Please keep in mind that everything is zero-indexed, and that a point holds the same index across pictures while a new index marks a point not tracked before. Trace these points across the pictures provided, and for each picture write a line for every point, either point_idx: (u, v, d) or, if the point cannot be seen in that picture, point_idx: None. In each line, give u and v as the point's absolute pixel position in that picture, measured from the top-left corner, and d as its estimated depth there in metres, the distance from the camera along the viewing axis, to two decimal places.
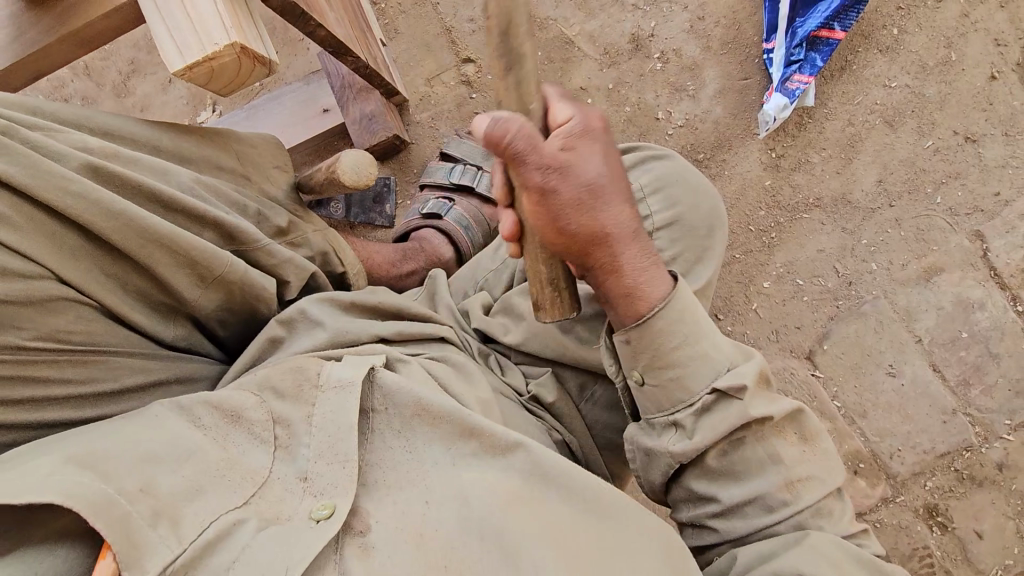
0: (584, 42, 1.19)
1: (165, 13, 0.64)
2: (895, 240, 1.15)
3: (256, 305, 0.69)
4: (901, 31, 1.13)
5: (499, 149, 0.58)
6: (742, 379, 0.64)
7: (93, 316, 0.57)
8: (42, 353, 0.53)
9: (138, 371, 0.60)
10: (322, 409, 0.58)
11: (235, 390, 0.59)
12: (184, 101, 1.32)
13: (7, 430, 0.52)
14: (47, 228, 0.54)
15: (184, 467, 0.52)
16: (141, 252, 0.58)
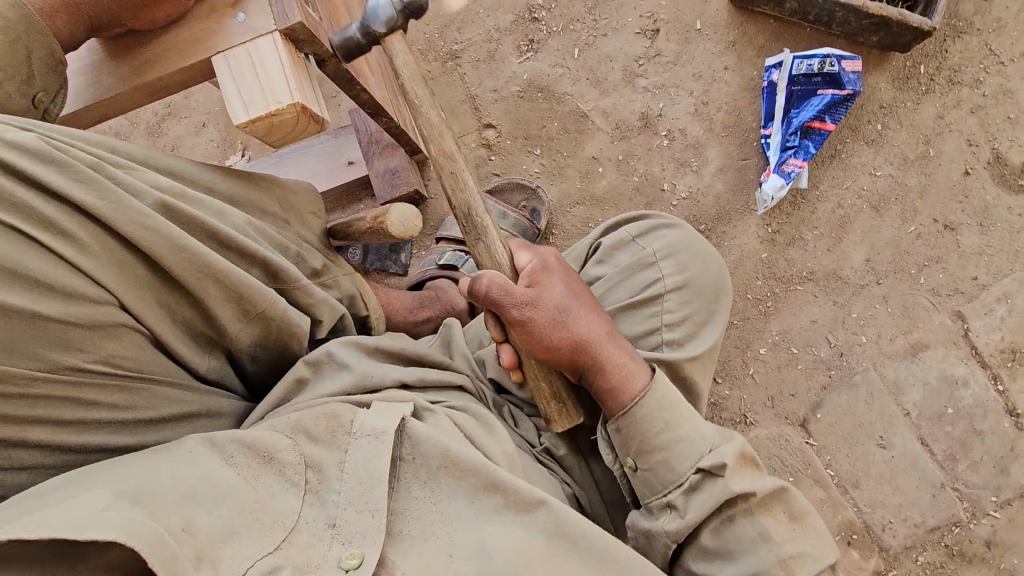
0: (598, 117, 1.29)
1: (235, 71, 0.70)
2: (883, 316, 1.22)
3: (289, 341, 0.72)
4: (884, 127, 1.23)
5: (481, 297, 0.73)
6: (723, 457, 0.69)
7: (143, 343, 0.59)
8: (96, 378, 0.55)
9: (176, 402, 0.62)
10: (354, 456, 0.60)
11: (270, 431, 0.61)
12: (214, 144, 1.38)
13: (52, 451, 0.54)
14: (115, 257, 0.57)
15: (222, 507, 0.54)
16: (196, 285, 0.61)
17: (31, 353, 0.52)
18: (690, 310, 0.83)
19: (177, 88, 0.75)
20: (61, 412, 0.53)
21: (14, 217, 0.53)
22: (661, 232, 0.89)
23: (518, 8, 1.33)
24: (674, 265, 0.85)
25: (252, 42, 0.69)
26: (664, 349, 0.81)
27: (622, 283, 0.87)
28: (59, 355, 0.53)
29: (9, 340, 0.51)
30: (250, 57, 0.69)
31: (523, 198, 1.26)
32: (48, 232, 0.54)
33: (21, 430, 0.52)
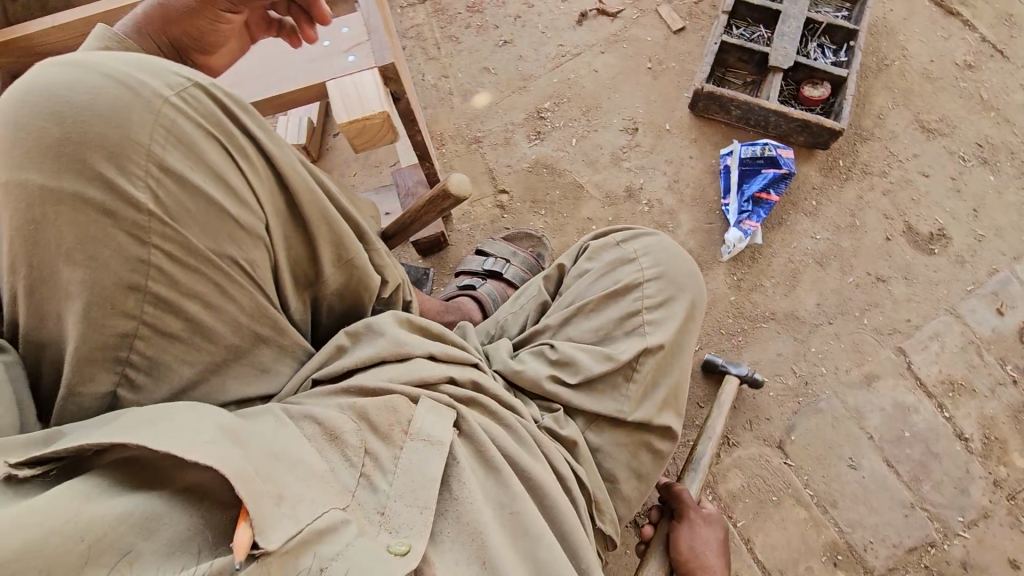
0: (592, 188, 1.61)
1: (342, 89, 0.98)
2: (837, 350, 1.42)
3: (361, 295, 0.90)
4: (818, 203, 1.56)
5: (667, 496, 1.07)
6: None
7: (266, 264, 0.76)
8: (236, 276, 0.71)
9: (276, 324, 0.77)
10: (412, 455, 0.73)
11: (340, 414, 0.74)
12: None
13: (192, 322, 0.69)
14: (270, 185, 0.75)
15: (298, 470, 0.65)
16: (314, 225, 0.79)
17: (212, 234, 0.69)
18: (666, 294, 1.03)
19: (285, 106, 1.04)
20: (207, 294, 0.69)
21: (220, 137, 0.70)
22: (643, 237, 1.12)
23: (529, 109, 1.71)
24: (652, 260, 1.07)
25: (357, 73, 0.99)
26: (646, 326, 1.01)
27: (604, 275, 1.08)
28: (228, 246, 0.70)
29: (201, 223, 0.68)
30: (354, 82, 0.99)
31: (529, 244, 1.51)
32: (238, 157, 0.72)
33: (182, 300, 0.67)
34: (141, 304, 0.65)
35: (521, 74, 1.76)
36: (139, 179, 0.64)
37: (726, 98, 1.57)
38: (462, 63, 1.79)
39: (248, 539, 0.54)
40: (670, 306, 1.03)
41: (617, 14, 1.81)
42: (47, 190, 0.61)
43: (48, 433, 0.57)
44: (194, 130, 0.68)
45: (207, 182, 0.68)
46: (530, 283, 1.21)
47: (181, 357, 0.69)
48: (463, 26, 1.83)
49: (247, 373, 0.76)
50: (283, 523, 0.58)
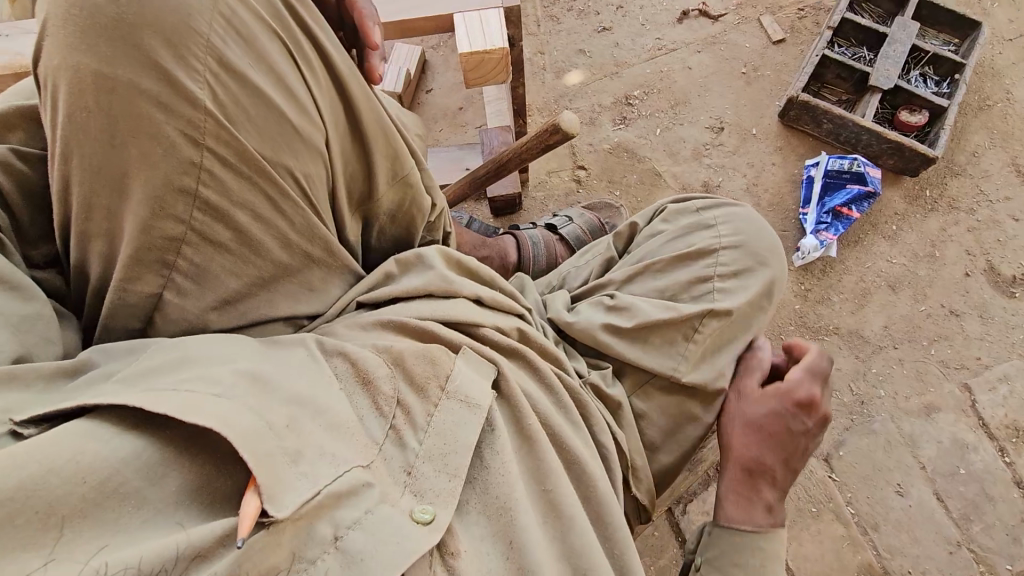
0: (670, 178, 1.61)
1: (467, 25, 1.03)
2: (898, 375, 1.38)
3: (416, 216, 0.84)
4: (898, 228, 1.53)
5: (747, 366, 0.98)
6: None
7: (323, 177, 0.69)
8: (291, 189, 0.65)
9: (325, 248, 0.71)
10: (444, 417, 0.66)
11: (373, 356, 0.67)
12: None
13: (238, 231, 0.62)
14: (331, 91, 0.69)
15: (319, 420, 0.58)
16: (372, 135, 0.73)
17: (270, 139, 0.62)
18: (740, 265, 0.98)
19: (404, 35, 1.10)
20: (259, 207, 0.63)
21: (280, 33, 0.63)
22: (727, 207, 1.06)
23: (617, 95, 1.74)
24: (731, 230, 1.02)
25: (483, 10, 1.05)
26: (714, 293, 0.96)
27: (678, 238, 1.05)
28: (286, 158, 0.64)
29: (259, 126, 0.61)
30: (479, 19, 1.04)
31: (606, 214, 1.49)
32: (299, 57, 0.65)
33: (232, 207, 0.61)
34: (190, 210, 0.59)
35: (616, 60, 1.79)
36: (197, 74, 0.56)
37: (820, 109, 1.56)
38: (559, 42, 1.83)
39: (257, 508, 0.47)
40: (744, 279, 0.97)
41: (719, 17, 1.83)
42: (96, 74, 0.53)
43: (70, 366, 0.56)
44: (253, 20, 0.60)
45: (265, 82, 0.61)
46: (601, 243, 1.20)
47: (225, 270, 0.63)
48: (566, 8, 1.87)
49: (296, 293, 0.72)
50: (297, 487, 0.51)
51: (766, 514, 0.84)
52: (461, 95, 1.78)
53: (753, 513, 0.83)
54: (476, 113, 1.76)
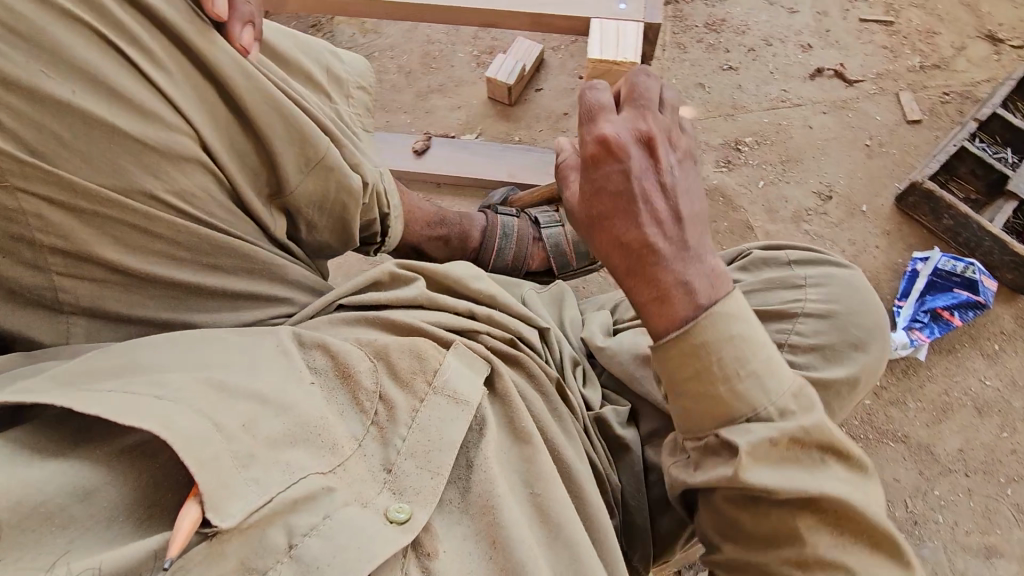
0: (761, 234, 1.54)
1: (603, 32, 1.02)
2: (963, 505, 1.25)
3: (347, 206, 0.81)
4: (1001, 348, 1.39)
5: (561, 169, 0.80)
6: (744, 433, 0.61)
7: (206, 178, 0.67)
8: (149, 209, 0.62)
9: (235, 254, 0.70)
10: (430, 410, 0.66)
11: (357, 351, 0.68)
12: (457, 121, 1.77)
13: (99, 262, 0.61)
14: (192, 81, 0.66)
15: (285, 417, 0.59)
16: (254, 113, 0.70)
17: (105, 167, 0.60)
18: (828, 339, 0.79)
19: (535, 28, 1.07)
20: (128, 235, 0.62)
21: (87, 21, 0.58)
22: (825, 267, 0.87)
23: (728, 138, 1.68)
24: (823, 294, 0.83)
25: (622, 21, 1.03)
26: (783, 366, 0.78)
27: (753, 291, 0.87)
28: (145, 177, 0.62)
29: (84, 152, 0.59)
30: (617, 28, 1.02)
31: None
32: (131, 46, 0.61)
33: (84, 243, 0.59)
34: (36, 255, 0.58)
35: (734, 102, 1.73)
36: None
37: (943, 201, 1.46)
38: (680, 71, 1.78)
39: (198, 514, 0.47)
40: (823, 265, 0.88)
41: (854, 83, 1.73)
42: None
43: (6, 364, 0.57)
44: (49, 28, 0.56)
45: (77, 98, 0.57)
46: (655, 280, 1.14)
47: (112, 297, 0.63)
48: (696, 38, 1.83)
49: (226, 300, 0.71)
50: (245, 495, 0.51)
51: (690, 299, 0.65)
52: (568, 101, 1.77)
53: (681, 302, 0.65)
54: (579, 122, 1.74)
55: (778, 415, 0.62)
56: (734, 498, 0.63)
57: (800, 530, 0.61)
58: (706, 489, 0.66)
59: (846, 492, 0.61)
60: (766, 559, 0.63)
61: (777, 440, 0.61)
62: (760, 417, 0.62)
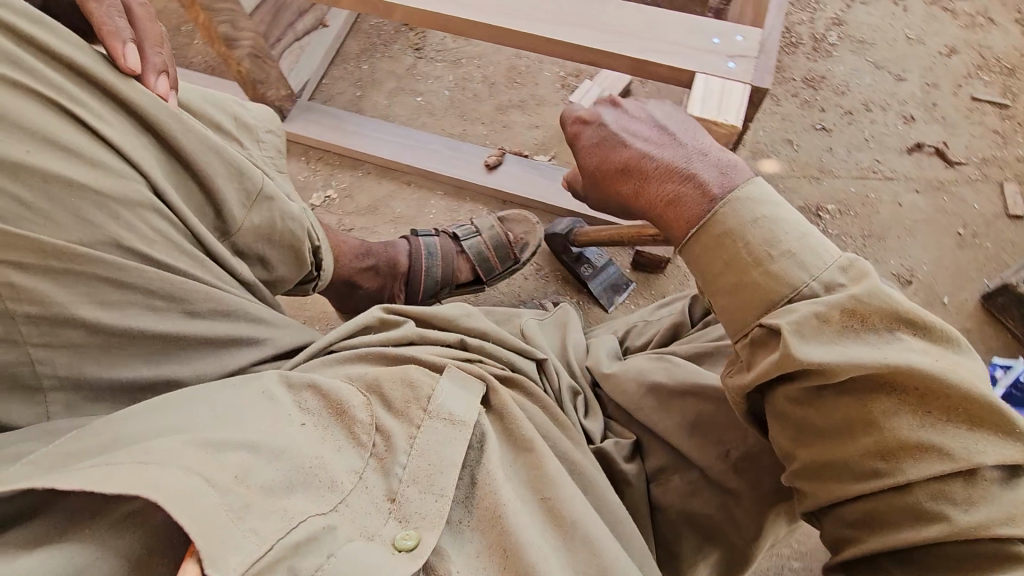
0: None
1: (707, 88, 0.98)
2: None
3: (290, 237, 0.91)
4: None
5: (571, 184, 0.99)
6: (792, 312, 0.61)
7: (168, 220, 0.74)
8: (125, 262, 0.68)
9: (202, 297, 0.76)
10: (426, 436, 0.72)
11: (348, 388, 0.77)
12: (533, 141, 1.76)
13: (77, 326, 0.65)
14: (135, 133, 0.74)
15: (278, 463, 0.64)
16: (199, 153, 0.79)
17: (78, 231, 0.66)
18: None
19: (635, 74, 1.04)
20: (103, 290, 0.67)
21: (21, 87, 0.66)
22: None
23: (809, 201, 1.62)
24: None
25: (729, 80, 0.99)
26: None
27: None
28: (111, 224, 0.69)
29: (48, 211, 0.65)
30: (723, 86, 0.98)
31: (524, 228, 1.46)
32: (65, 105, 0.69)
33: (70, 307, 0.65)
34: (21, 328, 0.62)
35: (822, 165, 1.66)
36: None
37: None
38: (769, 124, 1.72)
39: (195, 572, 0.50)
40: None
41: (957, 164, 1.64)
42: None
43: None
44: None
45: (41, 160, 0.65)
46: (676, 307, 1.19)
47: (91, 362, 0.67)
48: (791, 92, 1.76)
49: (202, 346, 0.76)
50: (244, 546, 0.54)
51: (701, 193, 0.73)
52: None
53: (694, 204, 0.73)
54: None
55: (824, 291, 0.62)
56: (799, 395, 0.61)
57: (878, 418, 0.57)
58: (767, 388, 0.65)
59: (927, 363, 0.57)
60: (847, 455, 0.59)
61: (829, 310, 0.60)
62: (803, 295, 0.63)
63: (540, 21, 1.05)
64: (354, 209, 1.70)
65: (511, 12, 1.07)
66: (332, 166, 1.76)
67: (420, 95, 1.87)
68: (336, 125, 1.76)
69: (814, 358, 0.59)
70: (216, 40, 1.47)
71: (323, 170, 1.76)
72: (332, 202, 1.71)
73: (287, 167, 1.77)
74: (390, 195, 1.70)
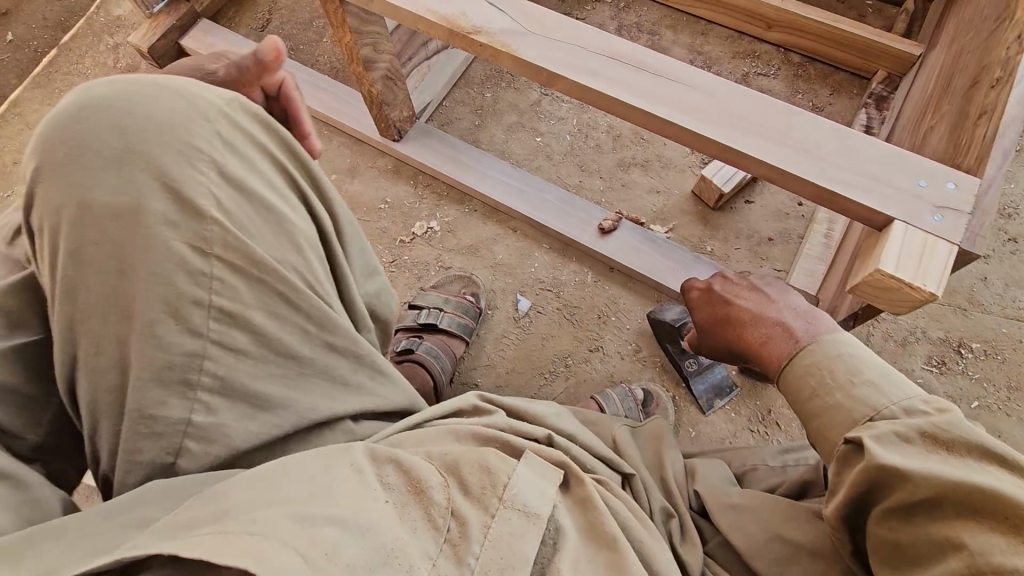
0: None
1: (904, 241, 0.86)
2: None
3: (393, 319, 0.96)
4: None
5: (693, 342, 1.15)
6: (871, 430, 0.70)
7: (326, 258, 0.79)
8: (297, 283, 0.72)
9: (349, 342, 0.77)
10: (501, 528, 0.62)
11: (428, 466, 0.68)
12: (653, 208, 1.66)
13: (248, 331, 0.69)
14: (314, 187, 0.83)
15: (363, 539, 0.56)
16: (349, 218, 0.86)
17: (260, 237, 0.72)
18: None
19: (819, 202, 0.93)
20: (277, 304, 0.71)
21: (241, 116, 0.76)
22: None
23: (951, 334, 1.45)
24: None
25: (933, 235, 0.86)
26: None
27: None
28: (283, 244, 0.74)
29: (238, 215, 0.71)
30: (924, 241, 0.86)
31: (464, 285, 1.56)
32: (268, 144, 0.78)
33: (246, 310, 0.69)
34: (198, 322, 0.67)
35: (972, 294, 1.48)
36: (199, 189, 0.69)
37: None
38: None
39: None
40: None
41: None
42: (98, 207, 0.67)
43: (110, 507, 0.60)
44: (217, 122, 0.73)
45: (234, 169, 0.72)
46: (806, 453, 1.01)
47: (246, 374, 0.69)
48: None
49: (333, 393, 0.75)
50: None
51: (790, 338, 0.86)
52: (779, 226, 1.60)
53: (784, 343, 0.86)
54: (785, 254, 1.58)
55: (904, 414, 0.70)
56: (889, 511, 0.65)
57: (967, 541, 0.58)
58: (861, 511, 0.69)
59: (1011, 487, 0.58)
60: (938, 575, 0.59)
61: (908, 431, 0.67)
62: (884, 416, 0.71)
63: (723, 125, 0.96)
64: (455, 246, 1.64)
65: (692, 111, 0.98)
66: (440, 196, 1.71)
67: (541, 135, 1.79)
68: (451, 154, 1.70)
69: (887, 463, 0.65)
70: (356, 60, 1.43)
71: (429, 198, 1.71)
72: (434, 234, 1.66)
73: (395, 189, 1.73)
74: (494, 238, 1.64)
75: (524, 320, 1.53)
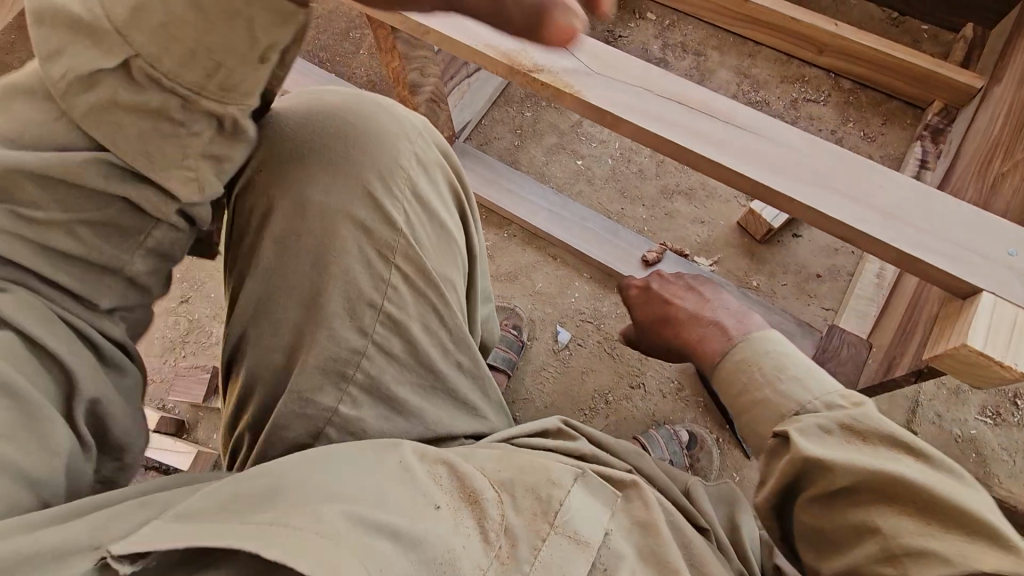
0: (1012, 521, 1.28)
1: (998, 311, 0.81)
2: None
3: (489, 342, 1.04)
4: None
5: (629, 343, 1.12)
6: (794, 424, 0.68)
7: (462, 284, 0.85)
8: (445, 303, 0.78)
9: (472, 360, 0.82)
10: (551, 552, 0.61)
11: (482, 477, 0.67)
12: (697, 239, 1.62)
13: (400, 335, 0.75)
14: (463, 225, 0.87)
15: (412, 551, 0.54)
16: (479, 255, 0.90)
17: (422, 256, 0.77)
18: None
19: (899, 266, 0.89)
20: (428, 316, 0.77)
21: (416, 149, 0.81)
22: None
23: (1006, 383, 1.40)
24: None
25: None
26: None
27: None
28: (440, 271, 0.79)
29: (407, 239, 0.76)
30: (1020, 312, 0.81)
31: (506, 317, 1.53)
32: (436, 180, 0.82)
33: (401, 314, 0.75)
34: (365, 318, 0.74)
35: None
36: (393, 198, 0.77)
37: None
38: None
39: None
40: None
41: None
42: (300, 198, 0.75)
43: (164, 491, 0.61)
44: (403, 154, 0.79)
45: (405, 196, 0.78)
46: None
47: (393, 372, 0.75)
48: None
49: (456, 410, 0.81)
50: None
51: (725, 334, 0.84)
52: (828, 262, 1.56)
53: (718, 340, 0.84)
54: (833, 291, 1.54)
55: (825, 406, 0.68)
56: (814, 500, 0.65)
57: (881, 524, 0.60)
58: (787, 501, 0.69)
59: (925, 478, 0.60)
60: (855, 557, 0.61)
61: (836, 424, 0.66)
62: (808, 410, 0.69)
63: (797, 181, 0.93)
64: (494, 272, 1.62)
65: (766, 163, 0.94)
66: (478, 220, 1.68)
67: (582, 158, 1.75)
68: (492, 176, 1.67)
69: (812, 456, 0.63)
70: (402, 83, 1.41)
71: None
72: None
73: None
74: (534, 265, 1.61)
75: (564, 352, 1.50)
